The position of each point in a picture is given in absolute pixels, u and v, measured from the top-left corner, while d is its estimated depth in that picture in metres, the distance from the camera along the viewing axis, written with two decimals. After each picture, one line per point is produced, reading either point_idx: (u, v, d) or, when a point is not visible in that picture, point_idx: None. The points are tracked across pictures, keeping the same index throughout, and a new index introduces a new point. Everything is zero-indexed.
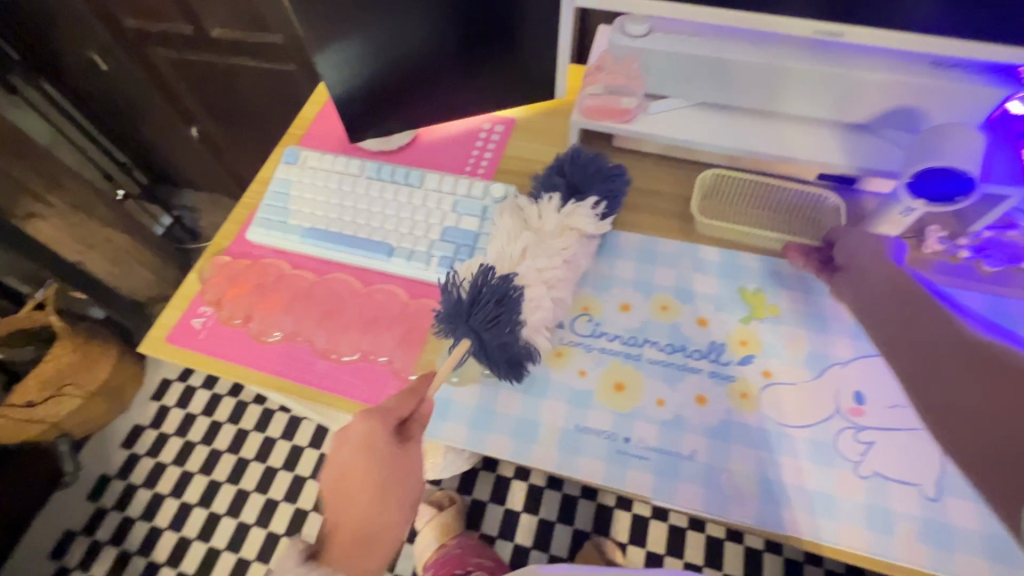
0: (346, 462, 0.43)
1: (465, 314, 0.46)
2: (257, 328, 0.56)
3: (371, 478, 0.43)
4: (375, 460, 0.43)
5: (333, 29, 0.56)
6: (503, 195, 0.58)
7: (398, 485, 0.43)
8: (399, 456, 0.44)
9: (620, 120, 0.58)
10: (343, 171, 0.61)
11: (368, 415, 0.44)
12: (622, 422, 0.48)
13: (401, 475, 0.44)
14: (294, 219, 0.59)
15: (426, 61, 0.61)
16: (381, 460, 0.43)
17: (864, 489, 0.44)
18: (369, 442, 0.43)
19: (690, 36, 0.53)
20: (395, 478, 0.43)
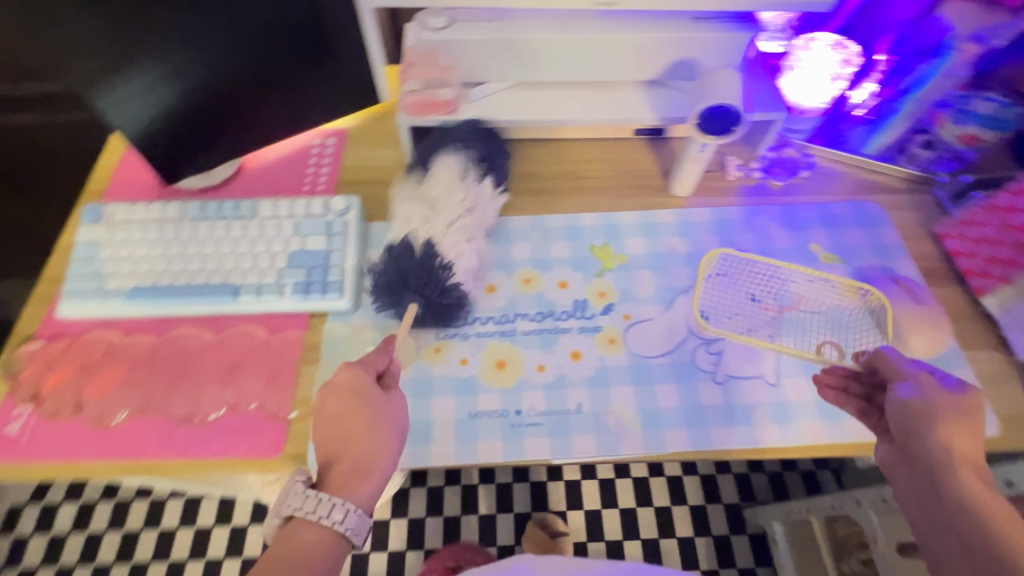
0: (330, 414, 0.43)
1: (404, 273, 0.52)
2: (96, 412, 0.49)
3: (355, 426, 0.43)
4: (356, 409, 0.43)
5: (104, 65, 0.49)
6: (346, 207, 0.56)
7: (366, 438, 0.42)
8: (371, 402, 0.43)
9: (445, 111, 0.59)
10: (161, 218, 0.55)
11: (346, 367, 0.44)
12: (511, 397, 0.50)
13: (376, 428, 0.43)
14: (113, 282, 0.53)
15: (232, 83, 0.56)
16: (369, 409, 0.43)
17: (724, 391, 0.50)
18: (353, 397, 0.43)
19: (488, 22, 0.56)
20: (370, 426, 0.43)
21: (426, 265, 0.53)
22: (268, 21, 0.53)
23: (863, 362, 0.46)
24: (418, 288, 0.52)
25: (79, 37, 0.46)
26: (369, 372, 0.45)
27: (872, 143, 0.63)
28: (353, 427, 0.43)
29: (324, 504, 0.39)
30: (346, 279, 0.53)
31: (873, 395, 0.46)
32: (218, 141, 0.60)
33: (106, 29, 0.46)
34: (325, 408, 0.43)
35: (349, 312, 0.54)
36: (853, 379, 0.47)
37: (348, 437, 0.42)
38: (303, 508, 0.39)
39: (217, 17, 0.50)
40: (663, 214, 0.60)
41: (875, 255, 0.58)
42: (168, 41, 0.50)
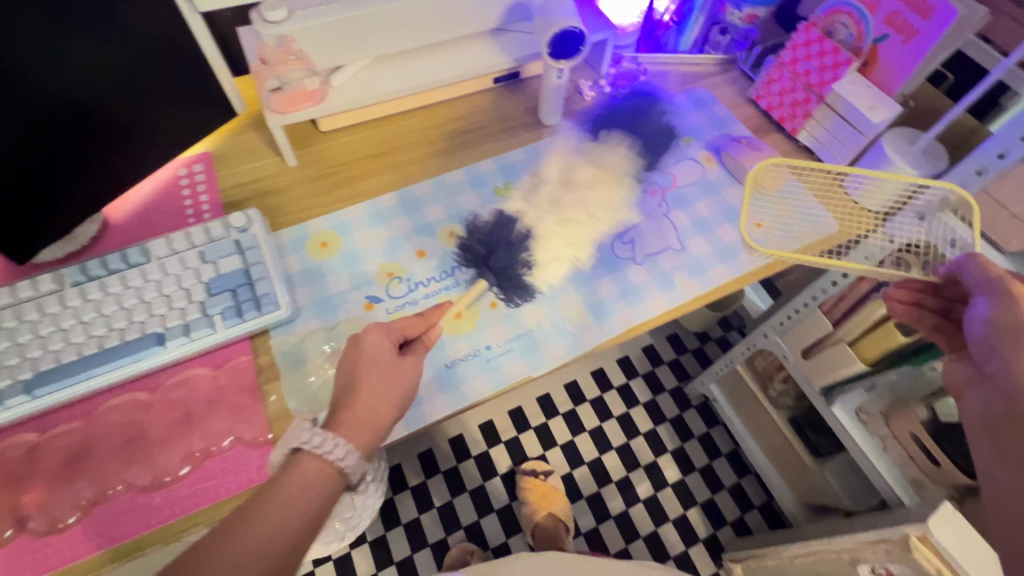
0: (346, 368, 0.44)
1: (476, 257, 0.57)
2: (45, 520, 0.43)
3: (370, 394, 0.42)
4: (359, 363, 0.43)
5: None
6: (247, 221, 0.54)
7: (385, 368, 0.43)
8: (371, 339, 0.44)
9: (314, 100, 0.60)
10: (36, 295, 0.49)
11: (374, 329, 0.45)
12: (477, 337, 0.53)
13: (387, 362, 0.44)
14: (4, 380, 0.46)
15: (54, 122, 0.48)
16: (372, 366, 0.43)
17: (634, 270, 0.58)
18: (358, 349, 0.44)
19: (328, 4, 0.55)
20: (386, 364, 0.44)
21: (516, 241, 0.58)
22: (90, 50, 0.48)
23: (942, 273, 0.49)
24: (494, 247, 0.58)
25: None
26: (375, 332, 0.45)
27: (682, 41, 0.75)
28: (366, 385, 0.43)
29: (331, 442, 0.39)
30: (277, 288, 0.52)
31: (948, 307, 0.53)
32: (68, 199, 0.53)
33: None
34: (341, 364, 0.44)
35: (291, 320, 0.53)
36: (927, 295, 0.53)
37: (358, 373, 0.43)
38: (310, 440, 0.39)
39: (17, 44, 0.43)
40: (545, 144, 0.67)
41: (716, 127, 0.70)
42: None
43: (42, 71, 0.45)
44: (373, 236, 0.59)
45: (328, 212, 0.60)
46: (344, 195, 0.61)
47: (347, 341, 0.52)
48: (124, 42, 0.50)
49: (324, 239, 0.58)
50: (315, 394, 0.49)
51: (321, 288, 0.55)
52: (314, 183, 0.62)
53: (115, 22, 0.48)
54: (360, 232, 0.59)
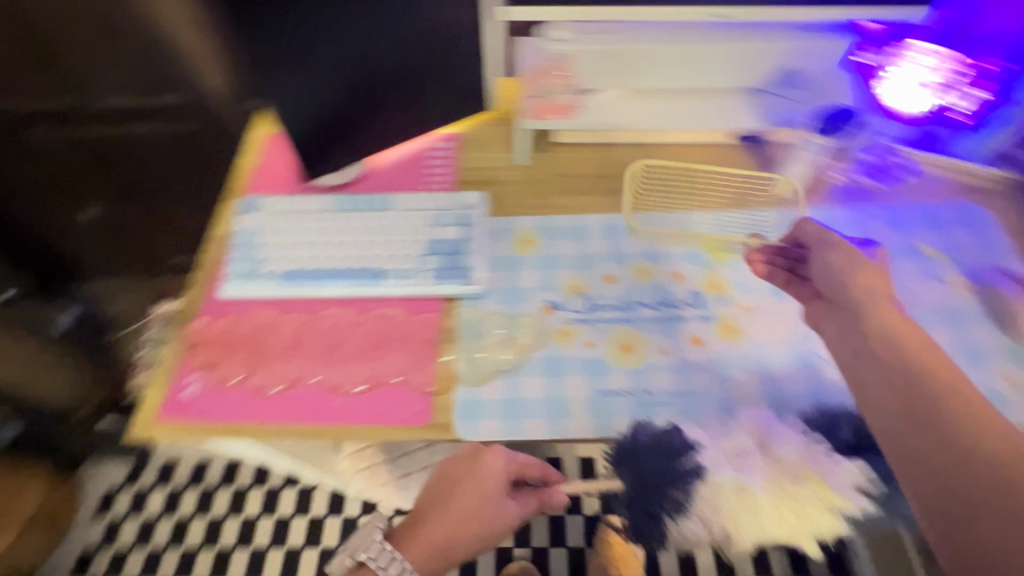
0: (444, 480, 0.54)
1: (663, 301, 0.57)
2: (260, 381, 0.54)
3: (455, 506, 0.52)
4: (460, 484, 0.53)
5: (262, 48, 0.53)
6: (474, 202, 0.61)
7: (472, 481, 0.52)
8: (479, 466, 0.52)
9: (564, 114, 0.64)
10: (309, 209, 0.61)
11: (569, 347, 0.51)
12: (638, 378, 0.53)
13: (475, 493, 0.52)
14: (270, 265, 0.58)
15: (368, 75, 0.62)
16: (464, 495, 0.52)
17: (829, 375, 0.52)
18: (471, 462, 0.53)
19: (609, 34, 0.61)
20: (470, 490, 0.52)
21: (676, 473, 0.48)
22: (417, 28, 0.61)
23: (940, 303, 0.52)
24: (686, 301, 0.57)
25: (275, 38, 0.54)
26: (495, 456, 0.52)
27: (976, 147, 0.67)
28: (454, 503, 0.52)
29: (389, 559, 0.51)
30: (478, 266, 0.58)
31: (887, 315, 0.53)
32: (350, 139, 0.66)
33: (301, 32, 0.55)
34: (446, 466, 0.55)
35: (479, 297, 0.58)
36: None
37: (457, 481, 0.53)
38: (376, 560, 0.51)
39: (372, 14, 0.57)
40: (767, 213, 0.64)
41: (983, 252, 0.60)
42: (319, 27, 0.55)
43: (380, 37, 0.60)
44: (572, 248, 0.62)
45: (538, 214, 0.64)
46: (557, 202, 0.65)
47: (519, 333, 0.56)
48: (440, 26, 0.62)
49: (528, 237, 0.62)
50: (476, 367, 0.54)
51: (512, 278, 0.59)
52: (536, 184, 0.67)
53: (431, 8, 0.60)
54: (560, 241, 0.62)
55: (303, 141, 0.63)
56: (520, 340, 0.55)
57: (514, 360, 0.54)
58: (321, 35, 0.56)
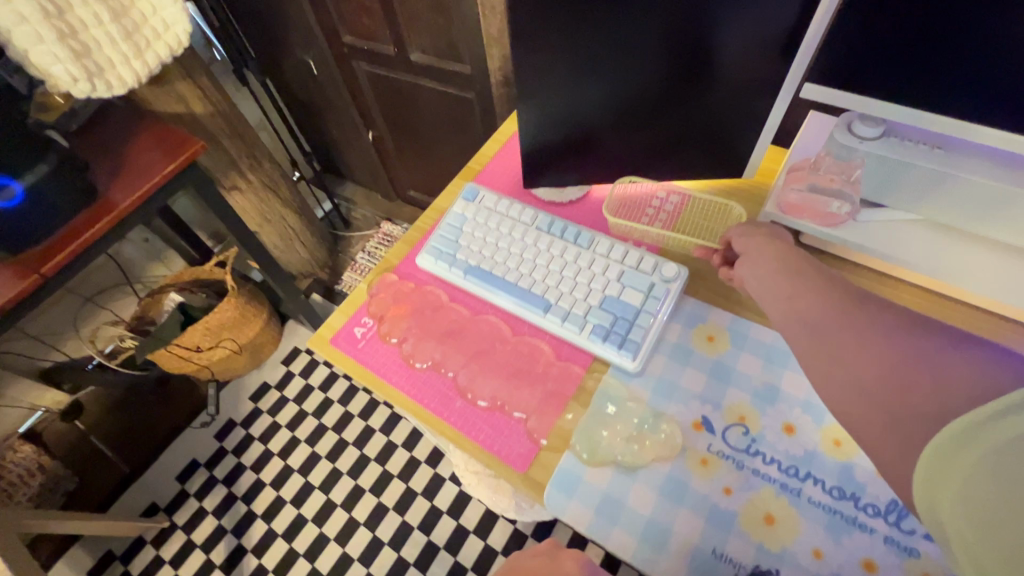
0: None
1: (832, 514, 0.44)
2: (410, 351, 0.58)
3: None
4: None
5: (541, 46, 0.54)
6: (674, 275, 0.56)
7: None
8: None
9: (827, 223, 0.53)
10: (515, 217, 0.63)
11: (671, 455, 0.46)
12: (767, 564, 0.43)
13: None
14: (461, 254, 0.62)
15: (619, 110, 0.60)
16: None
17: None
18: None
19: (934, 148, 0.47)
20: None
21: None
22: (688, 74, 0.55)
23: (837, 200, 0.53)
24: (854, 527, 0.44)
25: (543, 51, 0.54)
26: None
27: None
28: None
29: None
30: (644, 344, 0.53)
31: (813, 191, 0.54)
32: (582, 161, 0.66)
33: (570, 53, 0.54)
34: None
35: (631, 375, 0.53)
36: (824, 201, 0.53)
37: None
38: None
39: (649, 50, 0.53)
40: None
41: None
42: (603, 45, 0.53)
43: (648, 75, 0.56)
44: (760, 371, 0.52)
45: (738, 314, 0.56)
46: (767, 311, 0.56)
47: (652, 434, 0.50)
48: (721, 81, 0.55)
49: (714, 335, 0.55)
50: (596, 446, 0.50)
51: (675, 372, 0.53)
52: None
53: (726, 57, 0.53)
54: (750, 356, 0.53)
55: (538, 149, 0.65)
56: (651, 441, 0.49)
57: (634, 459, 0.48)
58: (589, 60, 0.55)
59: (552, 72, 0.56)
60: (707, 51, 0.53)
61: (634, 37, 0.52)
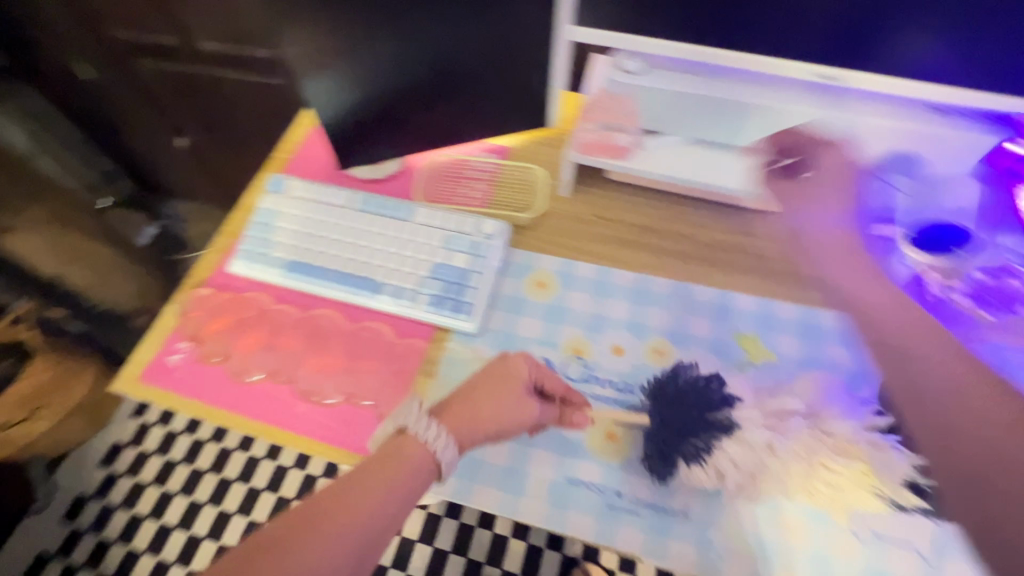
0: (460, 397, 0.45)
1: (675, 397, 0.47)
2: (238, 367, 0.53)
3: (483, 407, 0.45)
4: (477, 392, 0.46)
5: (304, 10, 0.51)
6: (494, 232, 0.56)
7: (505, 381, 0.47)
8: (510, 371, 0.47)
9: (617, 156, 0.57)
10: (330, 202, 0.59)
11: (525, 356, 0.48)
12: (614, 476, 0.47)
13: (506, 400, 0.45)
14: (278, 252, 0.58)
15: (410, 75, 0.59)
16: (489, 401, 0.45)
17: (843, 539, 0.44)
18: (502, 368, 0.47)
19: (688, 74, 0.53)
20: (501, 388, 0.46)
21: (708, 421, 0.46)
22: (464, 26, 0.55)
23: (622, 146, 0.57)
24: (692, 404, 0.47)
25: (305, 16, 0.52)
26: (523, 358, 0.48)
27: None
28: (482, 406, 0.45)
29: None
30: (478, 303, 0.54)
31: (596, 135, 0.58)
32: (392, 132, 0.64)
33: (335, 17, 0.52)
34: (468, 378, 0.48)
35: (472, 335, 0.54)
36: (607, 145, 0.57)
37: (476, 388, 0.46)
38: None
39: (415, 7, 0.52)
40: (828, 316, 0.54)
41: None
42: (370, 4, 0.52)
43: (426, 34, 0.55)
44: (588, 303, 0.55)
45: (562, 256, 0.58)
46: (587, 247, 0.59)
47: None
48: (499, 31, 0.55)
49: (543, 280, 0.57)
50: None
51: (513, 322, 0.54)
52: (571, 222, 0.61)
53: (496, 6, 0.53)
54: (577, 292, 0.56)
55: (342, 125, 0.62)
56: None
57: None
58: (359, 23, 0.53)
59: (325, 39, 0.54)
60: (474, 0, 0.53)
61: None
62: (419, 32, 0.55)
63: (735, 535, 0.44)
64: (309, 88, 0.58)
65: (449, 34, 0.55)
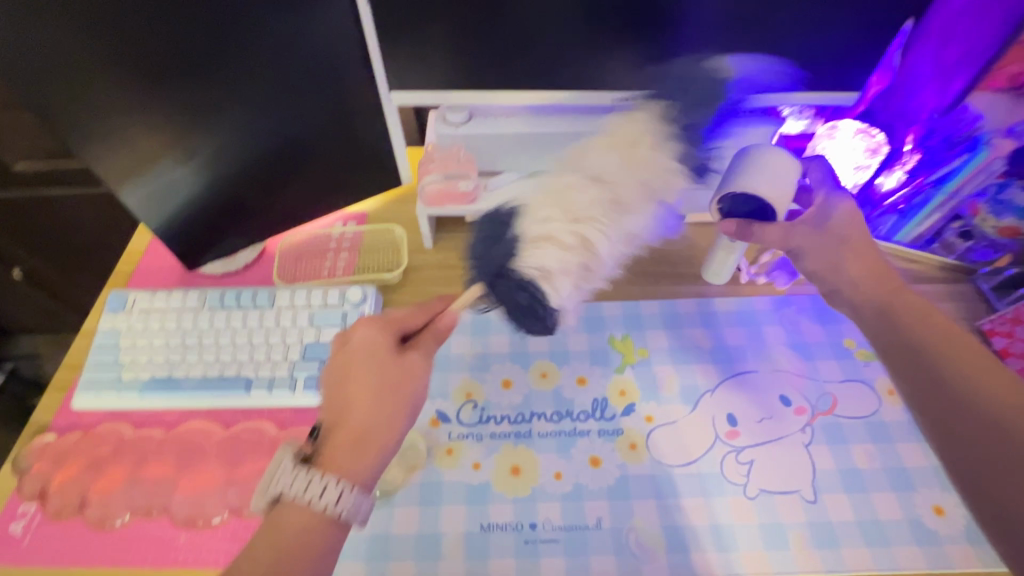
0: (335, 377, 0.47)
1: (490, 237, 0.51)
2: (100, 513, 0.47)
3: (355, 383, 0.46)
4: (346, 365, 0.47)
5: (103, 127, 0.49)
6: (362, 297, 0.56)
7: (355, 352, 0.48)
8: (351, 341, 0.49)
9: (465, 202, 0.59)
10: (179, 306, 0.56)
11: (364, 327, 0.49)
12: (526, 508, 0.47)
13: (376, 366, 0.46)
14: (129, 374, 0.53)
15: (239, 156, 0.57)
16: (357, 373, 0.46)
17: (740, 504, 0.47)
18: (341, 347, 0.49)
19: (506, 117, 0.58)
20: (372, 350, 0.47)
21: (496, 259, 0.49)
22: (284, 100, 0.55)
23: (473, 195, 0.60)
24: (498, 240, 0.50)
25: (99, 123, 0.49)
26: (359, 328, 0.49)
27: (904, 232, 0.63)
28: (355, 379, 0.46)
29: None
30: None
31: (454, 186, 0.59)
32: (240, 220, 0.62)
33: (134, 116, 0.50)
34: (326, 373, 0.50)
35: None
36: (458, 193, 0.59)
37: (341, 369, 0.47)
38: None
39: (223, 90, 0.52)
40: (685, 303, 0.59)
41: None
42: (175, 108, 0.51)
43: (244, 112, 0.54)
44: (470, 346, 0.56)
45: None
46: (461, 292, 0.61)
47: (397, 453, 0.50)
48: (326, 102, 0.57)
49: None
50: None
51: None
52: (441, 271, 0.62)
53: (311, 88, 0.55)
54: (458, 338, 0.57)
55: (181, 226, 0.59)
56: (398, 462, 0.49)
57: (389, 487, 0.48)
58: (162, 117, 0.51)
59: (128, 139, 0.51)
60: (287, 74, 0.53)
61: (197, 81, 0.50)
62: (235, 110, 0.54)
63: (648, 532, 0.45)
64: (131, 199, 0.55)
65: (269, 108, 0.55)
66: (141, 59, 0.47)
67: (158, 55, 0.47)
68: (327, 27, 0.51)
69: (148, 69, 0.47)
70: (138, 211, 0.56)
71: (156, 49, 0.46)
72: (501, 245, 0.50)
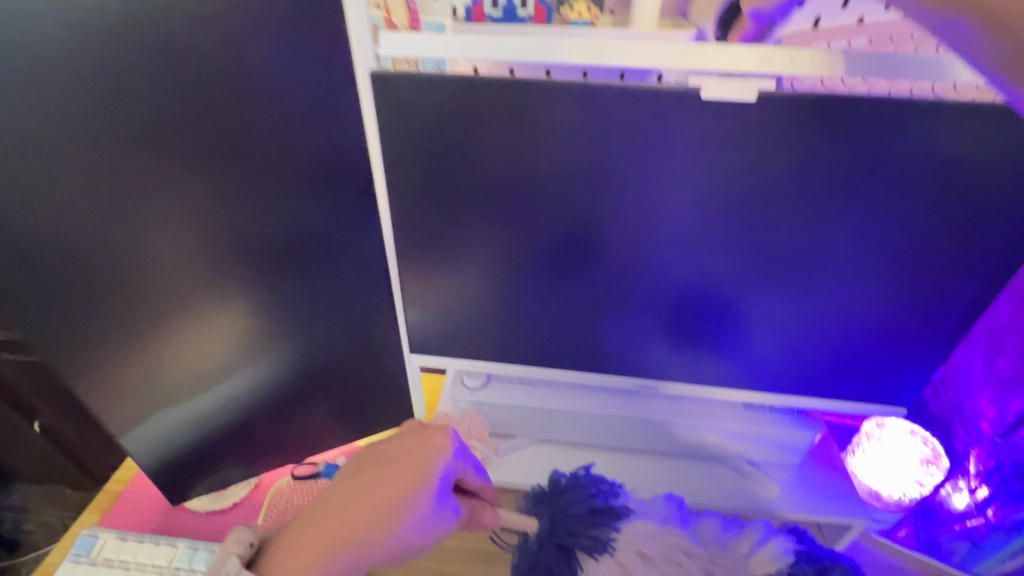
0: (373, 462, 0.41)
1: (580, 505, 0.39)
2: None
3: (384, 488, 0.39)
4: (396, 470, 0.40)
5: (35, 206, 0.38)
6: None
7: (418, 462, 0.40)
8: (421, 439, 0.41)
9: None
10: (145, 562, 0.51)
11: (443, 433, 0.41)
12: None
13: (413, 477, 0.39)
14: None
15: (232, 356, 0.54)
16: (395, 483, 0.39)
17: None
18: (413, 445, 0.41)
19: (524, 386, 0.58)
20: (414, 473, 0.39)
21: (580, 532, 0.37)
22: (310, 292, 0.53)
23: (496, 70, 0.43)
24: (589, 518, 0.38)
25: (113, 253, 0.43)
26: (441, 431, 0.42)
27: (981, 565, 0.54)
28: (389, 482, 0.39)
29: None
30: None
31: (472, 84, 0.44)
32: (242, 452, 0.61)
33: (155, 254, 0.45)
34: (379, 445, 0.42)
35: None
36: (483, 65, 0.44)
37: (396, 458, 0.40)
38: None
39: (253, 255, 0.48)
40: None
41: None
42: (142, 162, 0.40)
43: (268, 284, 0.51)
44: None
45: None
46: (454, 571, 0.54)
47: None
48: (349, 337, 0.58)
49: None
50: None
51: None
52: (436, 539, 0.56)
53: (335, 334, 0.57)
54: None
55: (177, 461, 0.57)
56: None
57: None
58: (186, 266, 0.47)
59: (136, 275, 0.45)
60: (313, 302, 0.54)
61: (239, 239, 0.47)
62: (258, 281, 0.50)
63: None
64: (120, 437, 0.52)
65: (293, 285, 0.52)
66: (119, 124, 0.38)
67: (139, 98, 0.37)
68: (360, 287, 0.54)
69: (121, 131, 0.38)
70: (137, 447, 0.54)
71: (148, 116, 0.38)
72: (589, 529, 0.38)
